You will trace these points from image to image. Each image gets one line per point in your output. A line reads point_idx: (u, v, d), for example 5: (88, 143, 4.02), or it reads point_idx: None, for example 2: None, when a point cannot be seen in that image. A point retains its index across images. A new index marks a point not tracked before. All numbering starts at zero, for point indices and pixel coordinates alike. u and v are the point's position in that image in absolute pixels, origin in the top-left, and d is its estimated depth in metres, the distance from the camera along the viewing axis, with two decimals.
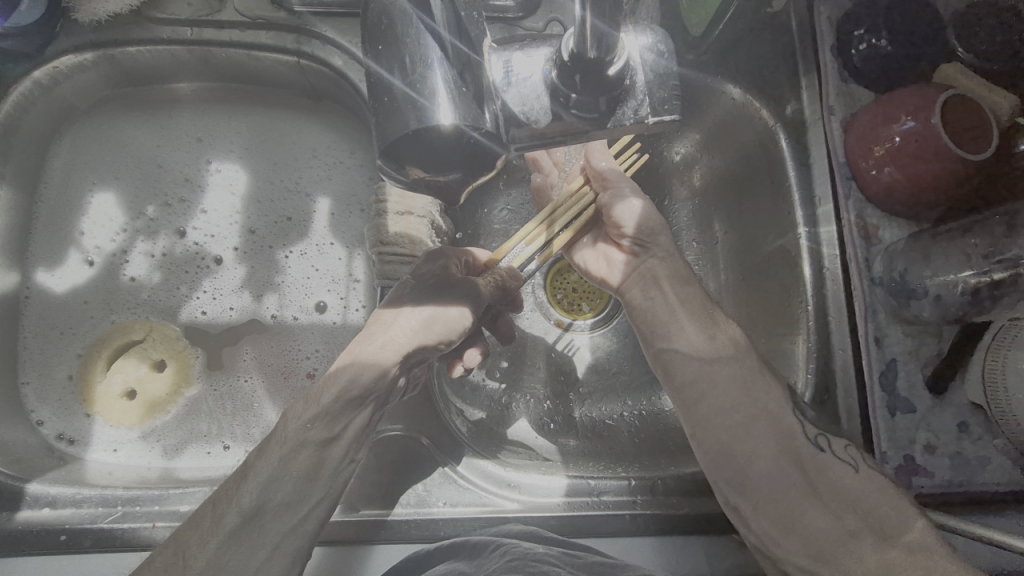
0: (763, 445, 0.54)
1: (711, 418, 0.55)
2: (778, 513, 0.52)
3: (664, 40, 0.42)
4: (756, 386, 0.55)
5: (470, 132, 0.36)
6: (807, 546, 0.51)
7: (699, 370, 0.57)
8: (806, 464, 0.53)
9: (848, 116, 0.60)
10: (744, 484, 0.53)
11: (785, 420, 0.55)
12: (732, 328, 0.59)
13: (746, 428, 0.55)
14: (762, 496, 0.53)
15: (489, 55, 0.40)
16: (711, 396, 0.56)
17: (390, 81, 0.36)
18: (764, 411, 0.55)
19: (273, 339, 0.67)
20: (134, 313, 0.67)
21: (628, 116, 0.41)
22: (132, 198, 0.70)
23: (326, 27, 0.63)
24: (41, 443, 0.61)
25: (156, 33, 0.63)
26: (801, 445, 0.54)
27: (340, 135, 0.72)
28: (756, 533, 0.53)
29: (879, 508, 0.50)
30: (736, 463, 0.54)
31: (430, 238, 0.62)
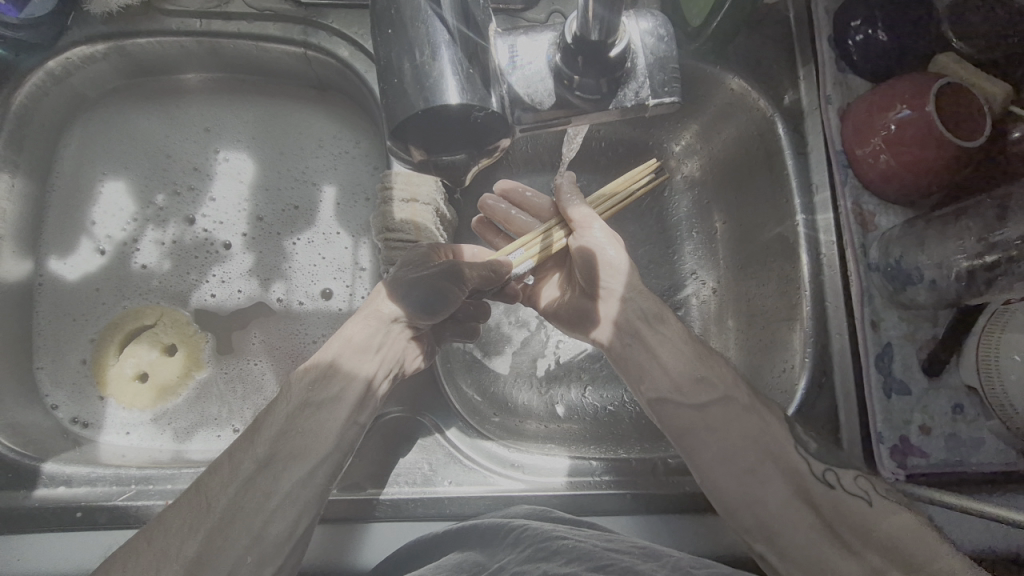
0: (774, 488, 0.49)
1: (713, 456, 0.51)
2: (806, 564, 0.45)
3: (664, 25, 0.44)
4: (752, 421, 0.53)
5: (476, 112, 0.38)
6: None
7: (690, 409, 0.54)
8: (821, 506, 0.48)
9: (845, 106, 0.61)
10: (764, 531, 0.48)
11: (789, 457, 0.51)
12: (726, 368, 0.56)
13: (751, 471, 0.50)
14: (788, 545, 0.46)
15: (495, 40, 0.42)
16: (710, 436, 0.52)
17: (400, 66, 0.37)
18: (766, 450, 0.51)
19: (281, 325, 0.69)
20: (145, 299, 0.69)
21: (629, 98, 0.43)
22: (142, 188, 0.71)
23: (333, 19, 0.64)
24: (55, 426, 0.62)
25: (166, 24, 0.65)
26: (809, 484, 0.50)
27: (346, 126, 0.73)
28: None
29: (911, 544, 0.45)
30: (755, 510, 0.48)
31: (435, 225, 0.63)
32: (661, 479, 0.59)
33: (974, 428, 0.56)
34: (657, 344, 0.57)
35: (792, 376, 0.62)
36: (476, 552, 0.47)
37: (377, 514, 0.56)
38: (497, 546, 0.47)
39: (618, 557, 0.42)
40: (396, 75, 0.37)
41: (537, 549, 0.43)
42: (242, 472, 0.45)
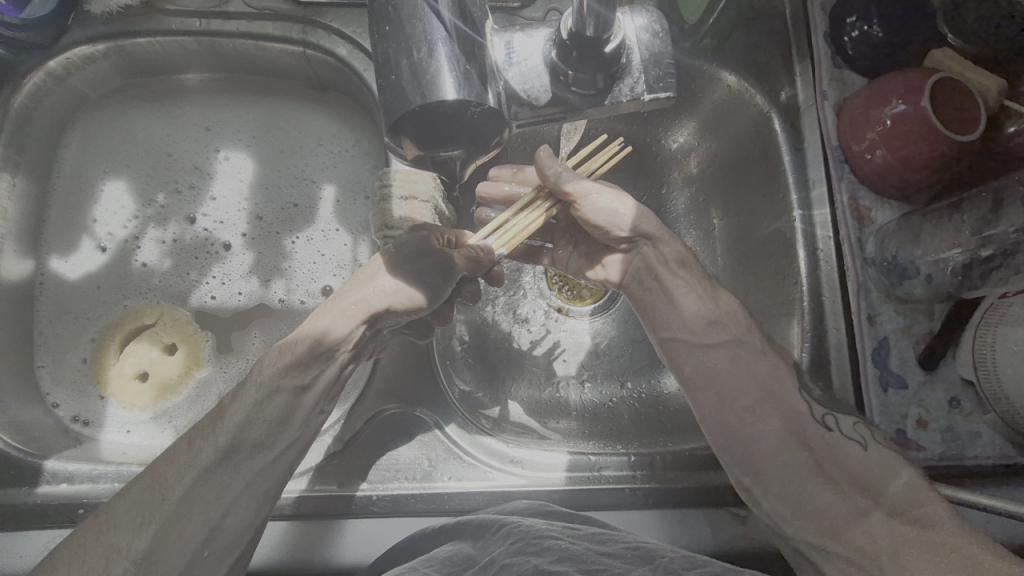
0: (772, 427, 0.52)
1: (718, 394, 0.53)
2: (788, 498, 0.50)
3: (660, 21, 0.44)
4: (761, 364, 0.54)
5: (472, 107, 0.38)
6: (817, 523, 0.49)
7: (699, 351, 0.55)
8: (815, 445, 0.51)
9: (841, 102, 0.62)
10: (755, 467, 0.51)
11: (790, 397, 0.53)
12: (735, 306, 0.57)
13: (752, 409, 0.52)
14: (772, 479, 0.51)
15: (491, 36, 0.42)
16: (718, 378, 0.54)
17: (397, 63, 0.38)
18: (770, 390, 0.53)
19: (281, 324, 0.69)
20: (146, 298, 0.69)
21: (625, 93, 0.43)
22: (142, 187, 0.72)
23: (332, 18, 0.65)
24: (57, 424, 0.63)
25: (165, 24, 0.65)
26: (807, 425, 0.52)
27: (345, 124, 0.74)
28: (767, 514, 0.51)
29: (895, 489, 0.47)
30: (751, 444, 0.52)
31: (434, 222, 0.63)
32: (659, 474, 0.59)
33: (971, 421, 0.56)
34: (674, 289, 0.57)
35: None
36: (468, 544, 0.48)
37: (377, 510, 0.57)
38: (488, 539, 0.48)
39: (610, 562, 0.42)
40: (392, 71, 0.38)
41: (522, 549, 0.44)
42: (212, 447, 0.46)
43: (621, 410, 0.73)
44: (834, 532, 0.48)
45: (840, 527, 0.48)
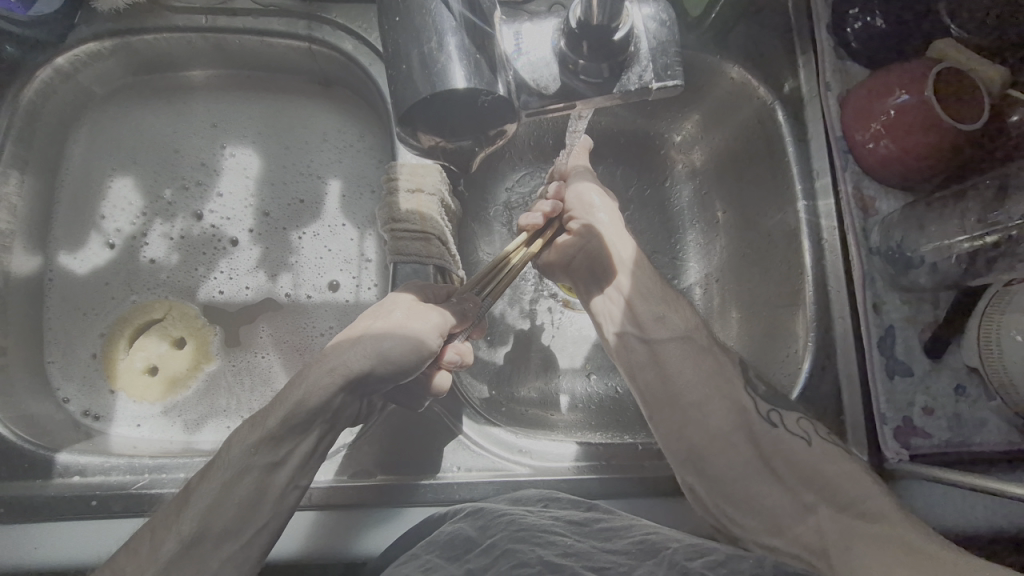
0: (716, 424, 0.55)
1: (669, 394, 0.57)
2: (735, 495, 0.54)
3: (667, 10, 0.44)
4: (705, 360, 0.58)
5: (483, 95, 0.38)
6: (765, 520, 0.53)
7: (650, 351, 0.59)
8: (762, 442, 0.55)
9: (845, 92, 0.62)
10: (705, 464, 0.54)
11: (736, 396, 0.56)
12: (684, 311, 0.61)
13: (698, 406, 0.56)
14: (719, 476, 0.54)
15: (500, 26, 0.42)
16: (663, 376, 0.58)
17: (407, 53, 0.38)
18: (714, 387, 0.57)
19: (288, 319, 0.70)
20: (154, 293, 0.69)
21: (633, 82, 0.43)
22: (149, 183, 0.72)
23: (338, 13, 0.65)
24: (68, 419, 0.63)
25: (172, 21, 0.65)
26: (752, 421, 0.55)
27: (351, 120, 0.74)
28: (715, 513, 0.54)
29: (839, 485, 0.52)
30: (699, 443, 0.55)
31: (440, 216, 0.64)
32: (665, 463, 0.60)
33: (977, 409, 0.56)
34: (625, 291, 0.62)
35: (795, 359, 0.63)
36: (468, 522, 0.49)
37: (389, 500, 0.57)
38: (490, 524, 0.48)
39: (617, 560, 0.43)
40: (404, 59, 0.38)
41: (527, 536, 0.45)
42: None
43: (627, 402, 0.74)
44: (780, 529, 0.52)
45: (786, 525, 0.52)
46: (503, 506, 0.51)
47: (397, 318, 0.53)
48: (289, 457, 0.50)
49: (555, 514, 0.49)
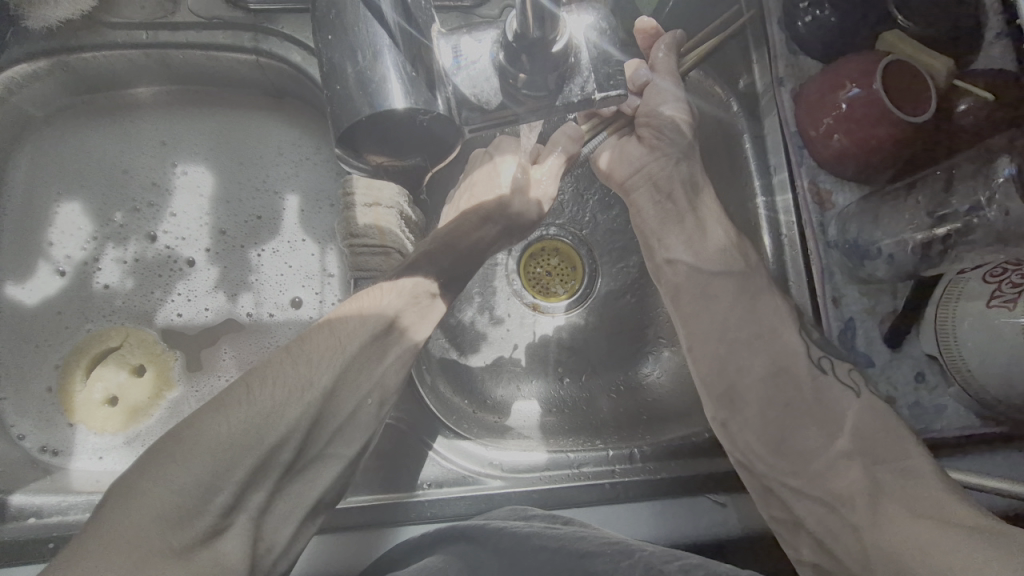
0: (760, 362, 0.57)
1: (716, 327, 0.59)
2: (768, 435, 0.56)
3: (606, 19, 0.44)
4: (754, 302, 0.59)
5: (422, 115, 0.38)
6: (794, 463, 0.55)
7: (702, 284, 0.60)
8: (806, 386, 0.56)
9: (798, 87, 0.62)
10: (749, 398, 0.57)
11: (785, 337, 0.58)
12: (744, 246, 0.61)
13: (753, 345, 0.58)
14: (752, 412, 0.57)
15: (437, 40, 0.41)
16: (710, 307, 0.60)
17: (343, 72, 0.37)
18: (765, 331, 0.58)
19: (250, 338, 0.68)
20: (109, 320, 0.67)
21: (575, 93, 0.42)
22: (98, 207, 0.69)
23: (284, 24, 0.63)
24: (24, 456, 0.61)
25: (111, 38, 0.63)
26: (798, 368, 0.57)
27: (306, 131, 0.72)
28: (743, 450, 0.56)
29: (874, 441, 0.53)
30: (745, 381, 0.57)
31: (400, 228, 0.62)
32: (638, 466, 0.61)
33: (937, 396, 0.57)
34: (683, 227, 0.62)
35: None
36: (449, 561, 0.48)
37: (356, 522, 0.56)
38: (474, 557, 0.47)
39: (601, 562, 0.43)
40: (338, 84, 0.37)
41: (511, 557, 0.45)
42: None
43: (600, 404, 0.74)
44: (807, 473, 0.54)
45: (813, 469, 0.54)
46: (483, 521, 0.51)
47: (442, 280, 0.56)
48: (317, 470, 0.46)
49: (526, 527, 0.49)
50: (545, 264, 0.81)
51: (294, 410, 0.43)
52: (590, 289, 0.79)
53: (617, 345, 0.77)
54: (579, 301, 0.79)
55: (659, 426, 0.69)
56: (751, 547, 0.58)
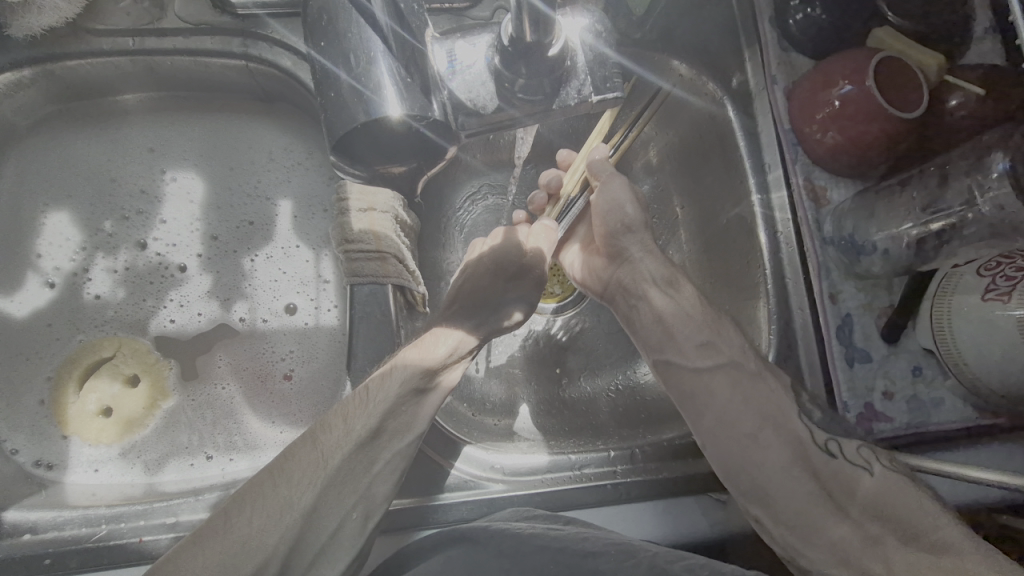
0: (773, 453, 0.55)
1: (719, 421, 0.57)
2: (801, 529, 0.53)
3: (602, 20, 0.44)
4: (749, 387, 0.57)
5: (417, 121, 0.37)
6: (830, 554, 0.52)
7: (698, 379, 0.59)
8: (821, 472, 0.54)
9: (790, 85, 0.62)
10: (770, 490, 0.54)
11: (790, 424, 0.56)
12: (733, 333, 0.60)
13: (757, 438, 0.56)
14: (780, 506, 0.54)
15: (432, 45, 0.41)
16: (713, 400, 0.58)
17: (337, 81, 0.37)
18: (769, 416, 0.56)
19: (245, 347, 0.67)
20: (101, 330, 0.66)
21: (572, 96, 0.42)
22: (88, 216, 0.68)
23: (273, 28, 0.62)
24: (17, 471, 0.60)
25: (96, 45, 0.62)
26: (810, 454, 0.55)
27: (298, 137, 0.72)
28: (783, 546, 0.54)
29: (898, 510, 0.51)
30: (761, 471, 0.55)
31: (395, 233, 0.62)
32: (638, 466, 0.60)
33: (934, 388, 0.58)
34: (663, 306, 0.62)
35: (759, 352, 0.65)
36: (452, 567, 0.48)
37: None
38: (478, 560, 0.47)
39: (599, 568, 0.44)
40: (334, 91, 0.37)
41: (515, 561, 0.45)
42: None
43: (601, 403, 0.74)
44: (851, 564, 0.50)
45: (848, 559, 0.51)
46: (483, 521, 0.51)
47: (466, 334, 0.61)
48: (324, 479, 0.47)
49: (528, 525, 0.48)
50: None
51: (301, 496, 0.47)
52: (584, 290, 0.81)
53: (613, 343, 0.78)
54: (572, 301, 0.81)
55: (660, 425, 0.68)
56: (753, 544, 0.58)
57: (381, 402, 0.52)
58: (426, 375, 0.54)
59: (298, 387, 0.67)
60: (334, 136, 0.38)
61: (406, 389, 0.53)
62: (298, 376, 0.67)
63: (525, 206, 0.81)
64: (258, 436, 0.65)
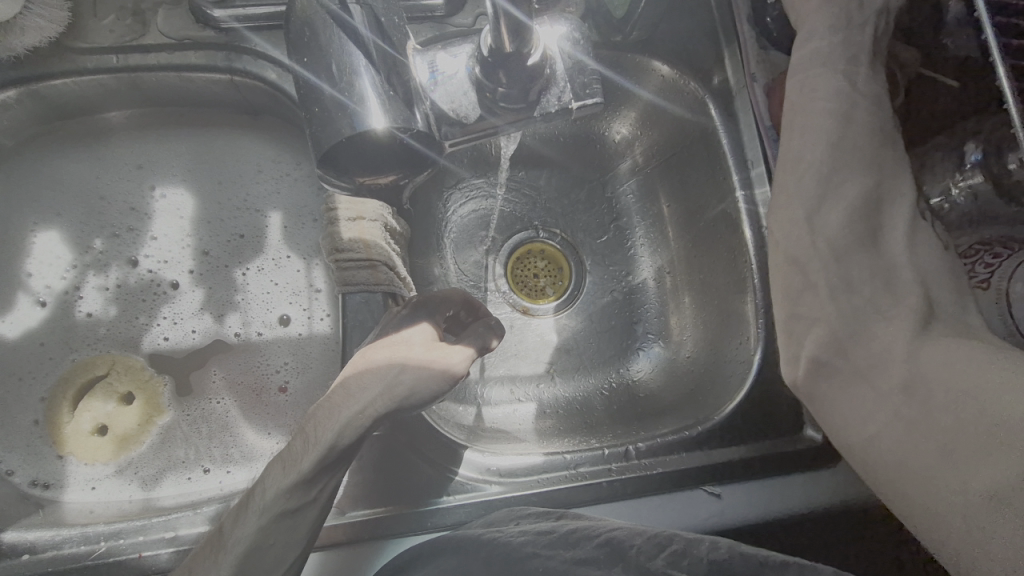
0: (851, 178, 0.46)
1: (824, 142, 0.47)
2: (840, 278, 0.45)
3: (579, 30, 0.45)
4: (886, 196, 0.47)
5: (403, 134, 0.38)
6: (851, 337, 0.45)
7: (828, 116, 0.47)
8: (885, 215, 0.47)
9: (770, 81, 0.64)
10: (841, 292, 0.45)
11: (894, 193, 0.47)
12: (883, 113, 0.48)
13: (874, 245, 0.46)
14: (822, 240, 0.46)
15: (413, 57, 0.42)
16: (831, 112, 0.47)
17: (321, 95, 0.38)
18: (880, 193, 0.47)
19: (240, 359, 0.68)
20: (95, 348, 0.66)
21: (553, 104, 0.43)
22: (77, 234, 0.68)
23: (255, 43, 0.63)
24: (15, 492, 0.60)
25: (80, 64, 0.62)
26: (889, 207, 0.47)
27: (286, 148, 0.72)
28: (799, 245, 0.47)
29: (937, 288, 0.45)
30: (848, 279, 0.46)
31: (385, 240, 0.63)
32: (632, 464, 0.61)
33: None
34: None
35: (747, 347, 0.66)
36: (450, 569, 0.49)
37: (356, 535, 0.56)
38: (469, 560, 0.48)
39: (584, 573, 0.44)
40: (318, 106, 0.38)
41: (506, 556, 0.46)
42: None
43: (596, 401, 0.77)
44: (867, 374, 0.45)
45: (858, 351, 0.45)
46: (478, 530, 0.51)
47: (421, 353, 0.53)
48: (322, 495, 0.48)
49: (507, 530, 0.50)
50: (531, 268, 0.86)
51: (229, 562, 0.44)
52: (578, 288, 0.84)
53: (604, 342, 0.80)
54: (568, 301, 0.84)
55: (652, 421, 0.71)
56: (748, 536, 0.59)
57: (238, 541, 0.45)
58: (294, 495, 0.46)
59: (293, 398, 0.67)
60: (319, 150, 0.38)
61: (268, 517, 0.46)
62: (293, 387, 0.67)
63: (511, 211, 0.85)
64: (254, 448, 0.65)
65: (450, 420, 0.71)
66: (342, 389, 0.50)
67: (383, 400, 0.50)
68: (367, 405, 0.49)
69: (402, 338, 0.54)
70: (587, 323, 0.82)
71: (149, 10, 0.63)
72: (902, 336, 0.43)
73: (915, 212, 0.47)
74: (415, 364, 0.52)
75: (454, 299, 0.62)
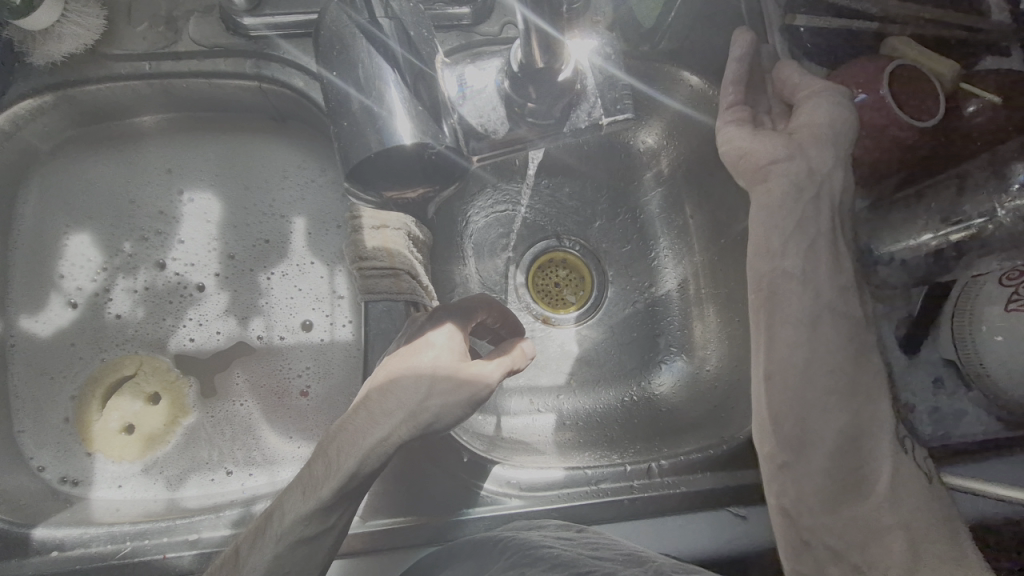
0: (821, 344, 0.48)
1: (791, 316, 0.49)
2: (821, 456, 0.48)
3: (610, 45, 0.46)
4: (863, 392, 0.49)
5: (430, 145, 0.37)
6: (833, 517, 0.49)
7: (794, 275, 0.49)
8: (859, 387, 0.49)
9: None
10: (822, 456, 0.48)
11: (862, 376, 0.49)
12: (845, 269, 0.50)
13: (853, 444, 0.49)
14: (796, 420, 0.48)
15: (442, 71, 0.42)
16: (799, 275, 0.49)
17: (351, 106, 0.38)
18: (859, 396, 0.49)
19: (263, 363, 0.68)
20: (123, 349, 0.67)
21: (582, 119, 0.43)
22: (108, 237, 0.69)
23: (283, 51, 0.64)
24: (45, 488, 0.62)
25: (114, 70, 0.64)
26: (863, 379, 0.49)
27: (312, 155, 0.73)
28: (778, 448, 0.49)
29: (918, 503, 0.47)
30: (827, 465, 0.48)
31: (408, 249, 0.63)
32: (654, 482, 0.60)
33: (956, 401, 0.58)
34: None
35: None
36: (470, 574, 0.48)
37: (379, 544, 0.56)
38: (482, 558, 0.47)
39: (599, 564, 0.43)
40: (352, 116, 0.37)
41: (524, 554, 0.45)
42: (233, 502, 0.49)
43: (615, 414, 0.77)
44: (848, 554, 0.48)
45: (837, 518, 0.49)
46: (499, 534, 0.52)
47: (451, 368, 0.51)
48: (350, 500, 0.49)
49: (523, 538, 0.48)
50: (553, 277, 0.86)
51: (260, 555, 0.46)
52: (599, 300, 0.84)
53: (627, 354, 0.80)
54: (592, 309, 0.84)
55: (674, 437, 0.71)
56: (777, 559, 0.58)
57: None
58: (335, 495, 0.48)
59: (314, 403, 0.68)
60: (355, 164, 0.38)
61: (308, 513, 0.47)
62: (315, 392, 0.68)
63: (533, 220, 0.85)
64: (276, 452, 0.66)
65: (470, 431, 0.71)
66: (365, 411, 0.50)
67: (409, 424, 0.50)
68: (391, 433, 0.49)
69: (426, 350, 0.52)
70: (608, 334, 0.82)
71: (180, 18, 0.64)
72: (880, 515, 0.47)
73: (891, 408, 0.49)
74: (442, 382, 0.51)
75: (479, 309, 0.60)
